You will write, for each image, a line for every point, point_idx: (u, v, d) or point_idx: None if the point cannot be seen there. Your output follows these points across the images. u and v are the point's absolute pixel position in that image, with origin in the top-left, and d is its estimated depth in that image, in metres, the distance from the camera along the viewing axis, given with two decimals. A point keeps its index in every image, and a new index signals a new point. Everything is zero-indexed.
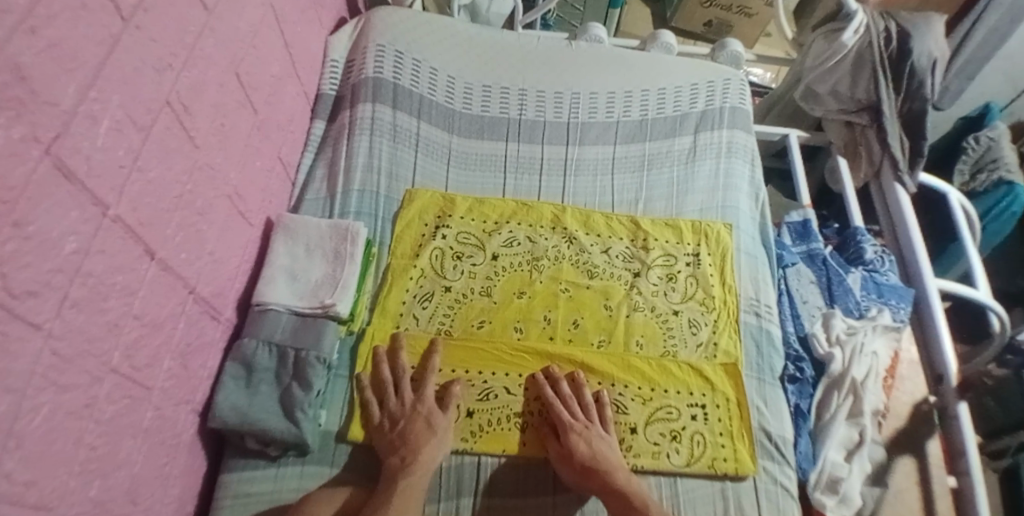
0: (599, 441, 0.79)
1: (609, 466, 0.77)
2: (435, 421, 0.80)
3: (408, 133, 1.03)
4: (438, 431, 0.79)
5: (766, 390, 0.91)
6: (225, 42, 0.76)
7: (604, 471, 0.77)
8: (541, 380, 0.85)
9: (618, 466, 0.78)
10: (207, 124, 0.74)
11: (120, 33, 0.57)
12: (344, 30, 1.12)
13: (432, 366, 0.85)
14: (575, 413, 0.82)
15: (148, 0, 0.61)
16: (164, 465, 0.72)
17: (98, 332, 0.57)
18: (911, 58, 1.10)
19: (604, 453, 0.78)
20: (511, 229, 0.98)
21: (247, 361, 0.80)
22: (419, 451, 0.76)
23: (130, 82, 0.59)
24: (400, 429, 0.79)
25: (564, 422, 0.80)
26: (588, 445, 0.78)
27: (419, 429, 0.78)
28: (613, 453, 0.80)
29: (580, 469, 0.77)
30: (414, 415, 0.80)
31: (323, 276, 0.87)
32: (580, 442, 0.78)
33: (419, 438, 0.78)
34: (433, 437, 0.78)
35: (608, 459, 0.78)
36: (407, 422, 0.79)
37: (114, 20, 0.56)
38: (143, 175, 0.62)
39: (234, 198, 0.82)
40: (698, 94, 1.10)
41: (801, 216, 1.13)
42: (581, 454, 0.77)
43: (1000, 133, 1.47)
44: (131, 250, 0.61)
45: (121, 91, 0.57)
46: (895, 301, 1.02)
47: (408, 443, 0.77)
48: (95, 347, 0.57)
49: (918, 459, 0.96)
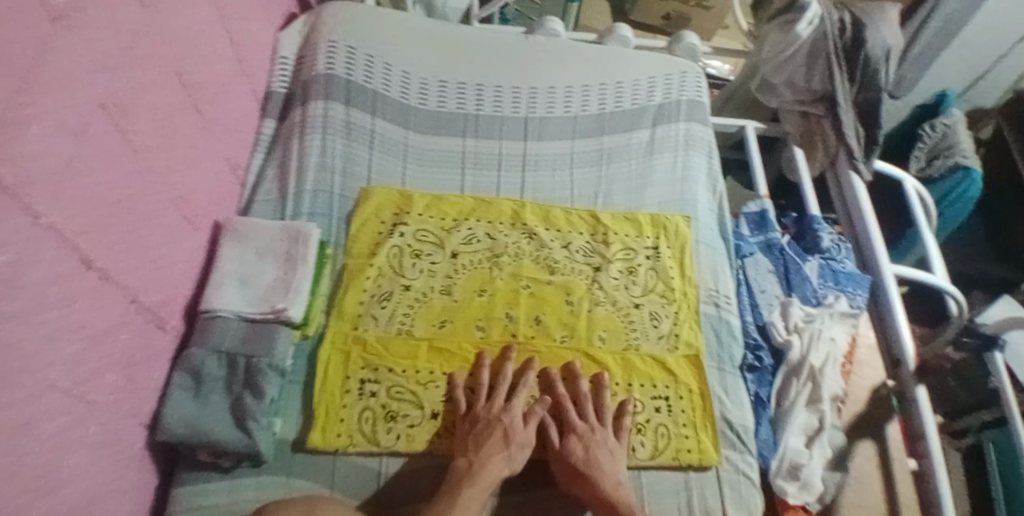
0: (598, 445, 0.80)
1: (599, 472, 0.76)
2: (513, 435, 0.80)
3: (363, 130, 1.01)
4: (512, 445, 0.79)
5: (727, 379, 0.91)
6: (165, 41, 0.73)
7: (594, 475, 0.76)
8: (559, 389, 0.85)
9: (608, 476, 0.77)
10: (148, 127, 0.71)
11: (50, 36, 0.54)
12: (294, 26, 1.09)
13: (530, 377, 0.85)
14: (586, 414, 0.83)
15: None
16: (113, 481, 0.69)
17: (35, 346, 0.54)
18: (866, 48, 1.10)
19: (598, 459, 0.78)
20: (471, 227, 0.97)
21: (196, 371, 0.77)
22: (486, 462, 0.76)
23: (63, 85, 0.56)
24: (477, 431, 0.79)
25: (569, 423, 0.83)
26: (585, 449, 0.79)
27: (494, 441, 0.78)
28: (614, 461, 0.79)
29: (571, 471, 0.78)
30: (496, 422, 0.80)
31: (276, 280, 0.84)
32: (576, 445, 0.80)
33: (491, 448, 0.77)
34: (506, 452, 0.78)
35: (601, 464, 0.77)
36: (487, 427, 0.79)
37: (42, 20, 0.53)
38: (78, 181, 0.59)
39: (179, 202, 0.79)
40: (655, 87, 1.11)
41: (757, 207, 1.13)
42: (575, 456, 0.79)
43: (956, 120, 1.52)
44: (67, 260, 0.58)
45: (52, 95, 0.54)
46: (852, 287, 1.04)
47: (480, 449, 0.77)
48: (33, 362, 0.54)
49: (879, 443, 0.98)
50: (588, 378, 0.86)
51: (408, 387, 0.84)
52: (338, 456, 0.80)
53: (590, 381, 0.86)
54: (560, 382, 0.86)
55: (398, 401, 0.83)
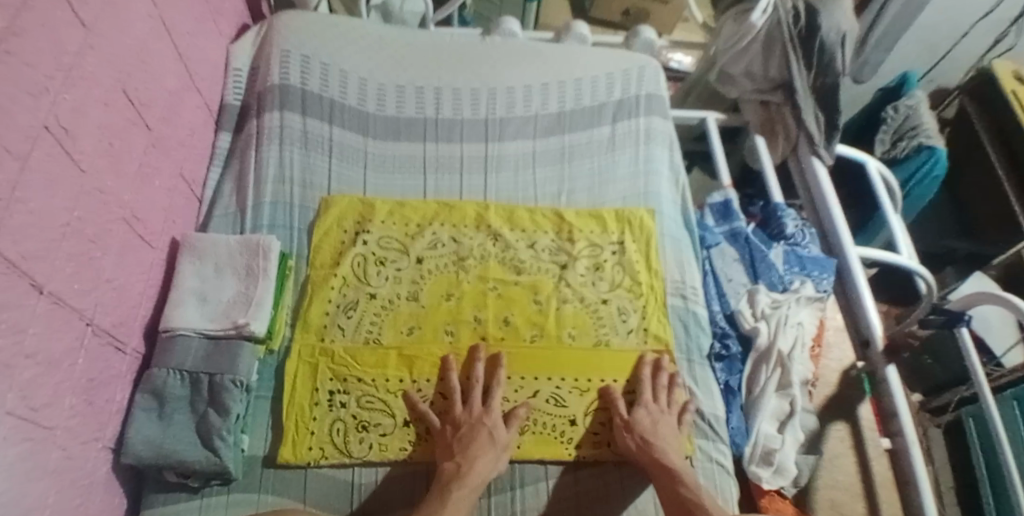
0: (663, 420, 0.83)
1: (664, 445, 0.80)
2: (497, 435, 0.79)
3: (321, 139, 1.01)
4: (497, 445, 0.78)
5: (696, 369, 0.92)
6: (109, 59, 0.72)
7: (659, 449, 0.79)
8: (646, 372, 0.87)
9: (671, 450, 0.80)
10: (95, 147, 0.69)
11: None
12: (246, 37, 1.08)
13: (501, 377, 0.84)
14: (659, 395, 0.86)
15: (21, 21, 0.57)
16: (77, 508, 0.67)
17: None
18: (820, 34, 1.10)
19: (664, 432, 0.81)
20: (435, 231, 0.96)
21: (159, 391, 0.76)
22: (474, 462, 0.75)
23: (6, 109, 0.54)
24: (461, 435, 0.79)
25: (641, 396, 0.85)
26: (653, 423, 0.82)
27: (480, 441, 0.78)
28: (672, 438, 0.82)
29: (637, 439, 0.80)
30: (478, 423, 0.79)
31: (236, 295, 0.83)
32: (644, 417, 0.82)
33: (477, 448, 0.77)
34: (493, 452, 0.77)
35: (665, 439, 0.81)
36: (471, 430, 0.79)
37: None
38: (24, 206, 0.57)
39: (133, 221, 0.78)
40: (614, 83, 1.11)
41: (722, 196, 1.15)
42: (641, 426, 0.81)
43: (918, 100, 1.54)
44: (16, 286, 0.56)
45: None
46: (818, 272, 1.04)
47: (467, 451, 0.76)
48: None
49: (851, 424, 1.00)
50: (667, 370, 0.88)
51: (378, 396, 0.83)
52: (309, 469, 0.79)
53: (668, 374, 0.88)
54: (650, 367, 0.88)
55: (369, 410, 0.82)
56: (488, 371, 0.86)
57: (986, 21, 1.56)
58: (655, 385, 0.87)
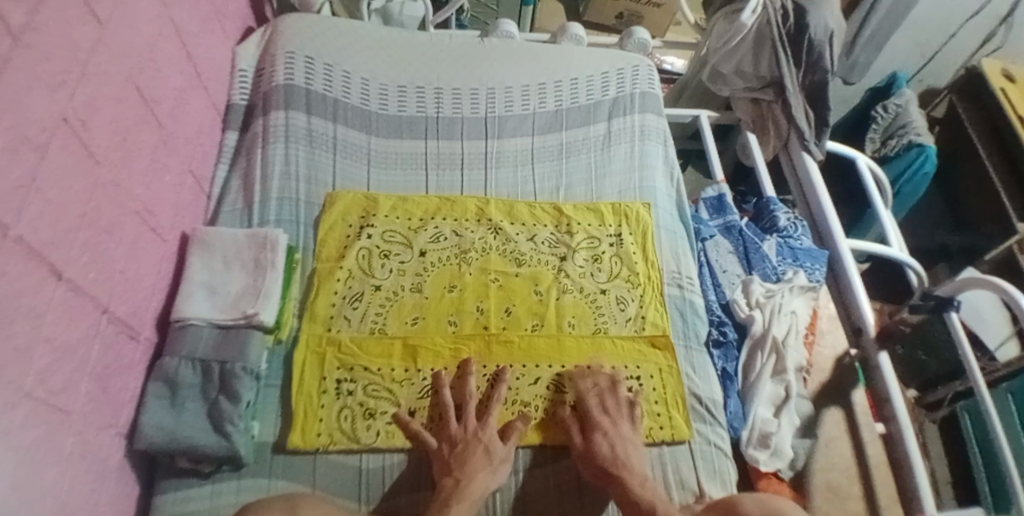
0: (623, 445, 0.80)
1: (625, 469, 0.76)
2: (492, 450, 0.79)
3: (325, 138, 1.03)
4: (495, 460, 0.78)
5: (693, 355, 0.95)
6: (121, 57, 0.74)
7: (623, 474, 0.76)
8: (597, 385, 0.86)
9: (634, 473, 0.76)
10: (108, 140, 0.72)
11: (10, 53, 0.55)
12: (251, 40, 1.12)
13: (500, 394, 0.84)
14: (613, 415, 0.83)
15: (39, 19, 0.59)
16: (93, 492, 0.69)
17: (7, 358, 0.55)
18: (808, 32, 1.14)
19: (625, 456, 0.78)
20: (437, 225, 0.99)
21: (171, 379, 0.78)
22: (473, 475, 0.75)
23: (23, 101, 0.57)
24: (457, 452, 0.78)
25: (595, 420, 0.82)
26: (611, 447, 0.79)
27: (476, 457, 0.77)
28: (638, 458, 0.79)
29: (599, 470, 0.78)
30: (474, 440, 0.79)
31: (243, 287, 0.86)
32: (602, 442, 0.80)
33: (475, 462, 0.77)
34: (491, 466, 0.77)
35: (628, 463, 0.78)
36: (467, 447, 0.78)
37: (3, 39, 0.54)
38: (42, 194, 0.60)
39: (144, 214, 0.80)
40: (609, 81, 1.15)
41: (715, 191, 1.18)
42: (602, 453, 0.78)
43: (907, 99, 1.57)
44: (34, 271, 0.59)
45: (14, 111, 0.55)
46: (810, 262, 1.08)
47: (464, 465, 0.76)
48: (6, 373, 0.54)
49: (846, 409, 1.02)
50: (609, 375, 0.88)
51: (384, 385, 0.85)
52: (318, 455, 0.81)
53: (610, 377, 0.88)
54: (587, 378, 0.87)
55: (375, 398, 0.84)
56: (485, 389, 0.86)
57: (973, 21, 1.60)
58: (597, 392, 0.85)
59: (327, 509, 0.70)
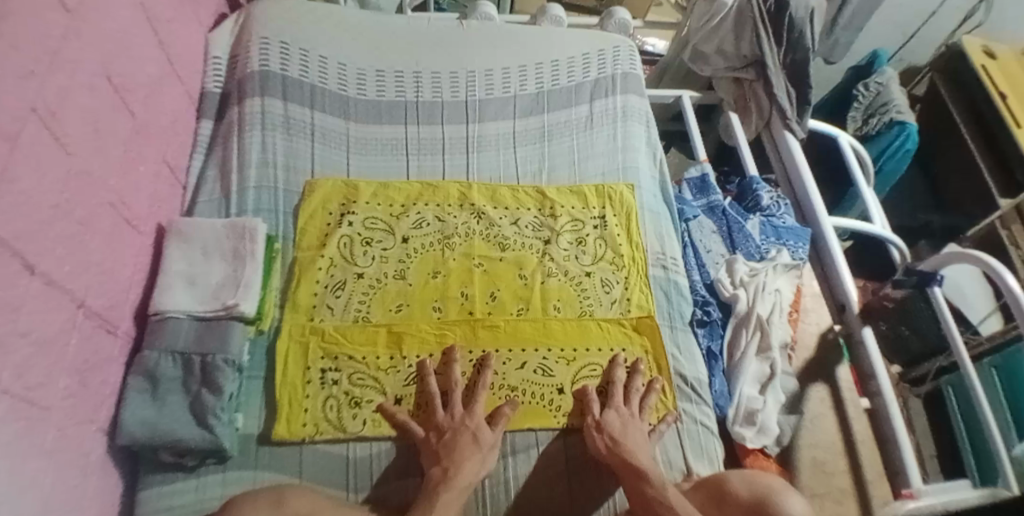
0: (633, 424, 0.82)
1: (632, 446, 0.79)
2: (481, 437, 0.79)
3: (303, 124, 1.02)
4: (483, 447, 0.78)
5: (678, 335, 0.95)
6: (92, 43, 0.72)
7: (628, 449, 0.78)
8: (618, 375, 0.87)
9: (640, 449, 0.79)
10: (81, 130, 0.70)
11: None
12: (224, 25, 1.09)
13: (484, 381, 0.84)
14: (630, 398, 0.86)
15: (6, 5, 0.57)
16: (75, 487, 0.68)
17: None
18: (789, 10, 1.14)
19: (632, 434, 0.81)
20: (419, 211, 0.98)
21: (151, 372, 0.77)
22: (462, 464, 0.75)
23: None
24: (445, 440, 0.78)
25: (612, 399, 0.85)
26: (623, 425, 0.82)
27: (465, 445, 0.77)
28: (643, 441, 0.81)
29: (608, 440, 0.80)
30: (462, 428, 0.79)
31: (223, 278, 0.84)
32: (615, 418, 0.82)
33: (464, 451, 0.76)
34: (479, 454, 0.77)
35: (635, 440, 0.80)
36: (455, 435, 0.78)
37: None
38: (15, 186, 0.58)
39: (120, 205, 0.79)
40: (590, 63, 1.14)
41: (698, 171, 1.18)
42: (612, 427, 0.81)
43: (888, 78, 1.58)
44: (8, 264, 0.57)
45: None
46: (793, 241, 1.08)
47: (452, 454, 0.76)
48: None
49: (831, 386, 1.03)
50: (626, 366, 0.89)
51: (369, 373, 0.85)
52: (304, 446, 0.80)
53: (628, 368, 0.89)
54: (622, 369, 0.88)
55: (360, 387, 0.84)
56: (469, 376, 0.86)
57: None
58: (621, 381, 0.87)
59: (314, 500, 0.69)
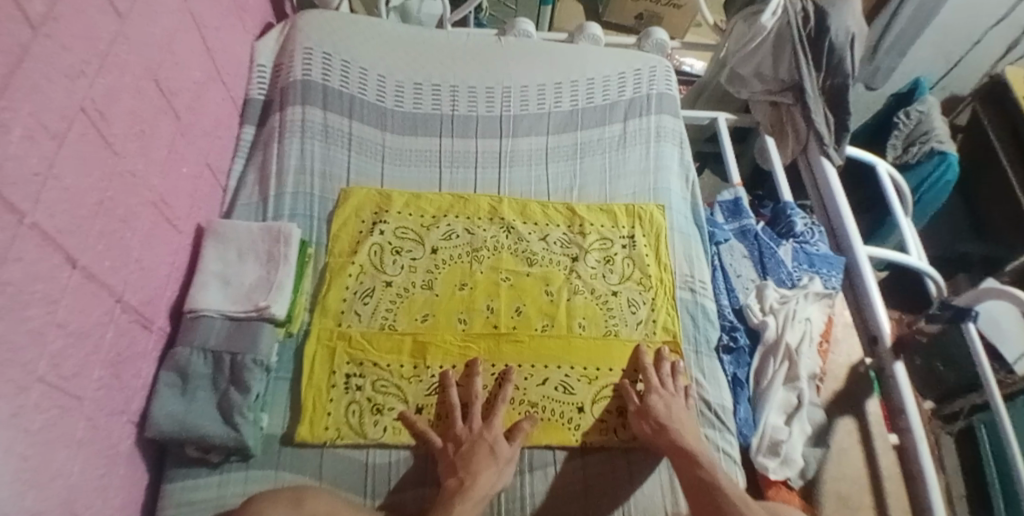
0: (677, 405, 0.84)
1: (680, 428, 0.81)
2: (498, 450, 0.79)
3: (341, 133, 1.04)
4: (500, 460, 0.78)
5: (703, 361, 0.93)
6: (141, 48, 0.75)
7: (677, 431, 0.80)
8: (664, 368, 0.89)
9: (687, 432, 0.81)
10: (126, 131, 0.73)
11: (30, 42, 0.56)
12: (270, 35, 1.13)
13: (504, 395, 0.84)
14: (664, 380, 0.87)
15: (59, 9, 0.60)
16: (102, 476, 0.70)
17: (19, 341, 0.55)
18: (829, 35, 1.12)
19: (679, 416, 0.82)
20: (450, 223, 0.99)
21: (182, 369, 0.79)
22: (477, 476, 0.75)
23: (41, 90, 0.58)
24: (462, 451, 0.78)
25: (651, 384, 0.86)
26: (667, 407, 0.83)
27: (481, 457, 0.77)
28: (688, 420, 0.83)
29: (654, 424, 0.81)
30: (479, 439, 0.79)
31: (257, 279, 0.86)
32: (659, 402, 0.83)
33: (479, 463, 0.77)
34: (496, 467, 0.77)
35: (681, 422, 0.82)
36: (472, 446, 0.79)
37: (23, 28, 0.55)
38: (60, 182, 0.61)
39: (161, 205, 0.81)
40: (626, 82, 1.14)
41: (732, 195, 1.16)
42: (657, 411, 0.82)
43: (930, 106, 1.54)
44: (49, 258, 0.59)
45: (32, 99, 0.56)
46: (826, 269, 1.07)
47: (466, 466, 0.76)
48: (17, 356, 0.55)
49: (859, 419, 0.99)
50: (669, 359, 0.90)
51: (393, 381, 0.85)
52: (325, 449, 0.81)
53: (671, 363, 0.90)
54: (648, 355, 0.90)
55: (383, 394, 0.85)
56: (487, 390, 0.86)
57: (998, 28, 1.56)
58: (661, 376, 0.88)
59: (331, 501, 0.70)
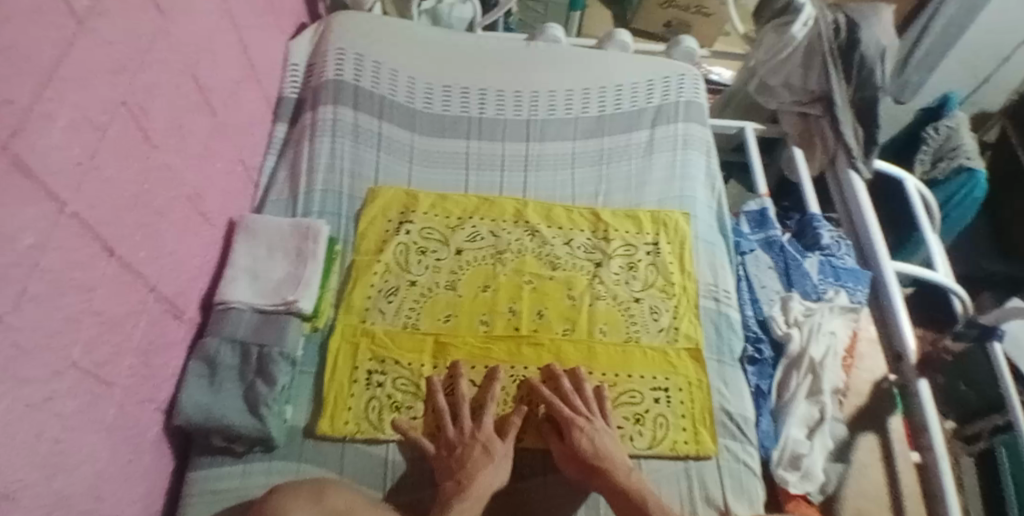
0: (603, 437, 0.80)
1: (609, 462, 0.77)
2: (492, 448, 0.78)
3: (371, 134, 1.05)
4: (495, 458, 0.78)
5: (726, 370, 0.93)
6: (180, 46, 0.77)
7: (609, 464, 0.77)
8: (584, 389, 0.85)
9: (618, 463, 0.77)
10: (164, 126, 0.75)
11: (75, 35, 0.58)
12: (304, 35, 1.15)
13: (495, 392, 0.84)
14: (580, 409, 0.82)
15: (103, 4, 0.62)
16: (129, 463, 0.71)
17: (56, 327, 0.57)
18: (861, 48, 1.12)
19: (605, 449, 0.78)
20: (475, 225, 1.00)
21: (211, 359, 0.80)
22: (475, 476, 0.74)
23: (84, 83, 0.59)
24: (457, 456, 0.78)
25: (576, 415, 0.81)
26: (591, 441, 0.79)
27: (476, 456, 0.77)
28: (615, 450, 0.79)
29: (581, 464, 0.78)
30: (472, 442, 0.79)
31: (285, 274, 0.88)
32: (581, 436, 0.79)
33: (476, 464, 0.76)
34: (492, 465, 0.77)
35: (611, 455, 0.78)
36: (465, 449, 0.78)
37: (69, 22, 0.57)
38: (100, 173, 0.63)
39: (195, 199, 0.83)
40: (654, 89, 1.14)
41: (758, 205, 1.16)
42: (582, 447, 0.78)
43: (958, 121, 1.51)
44: (88, 247, 0.61)
45: (75, 91, 0.58)
46: (852, 283, 1.06)
47: (464, 468, 0.76)
48: (53, 341, 0.57)
49: (881, 436, 0.97)
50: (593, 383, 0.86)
51: (413, 379, 0.86)
52: (346, 443, 0.82)
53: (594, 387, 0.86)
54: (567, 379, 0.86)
55: (403, 392, 0.85)
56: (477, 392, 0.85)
57: None
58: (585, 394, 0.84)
59: (351, 497, 0.71)
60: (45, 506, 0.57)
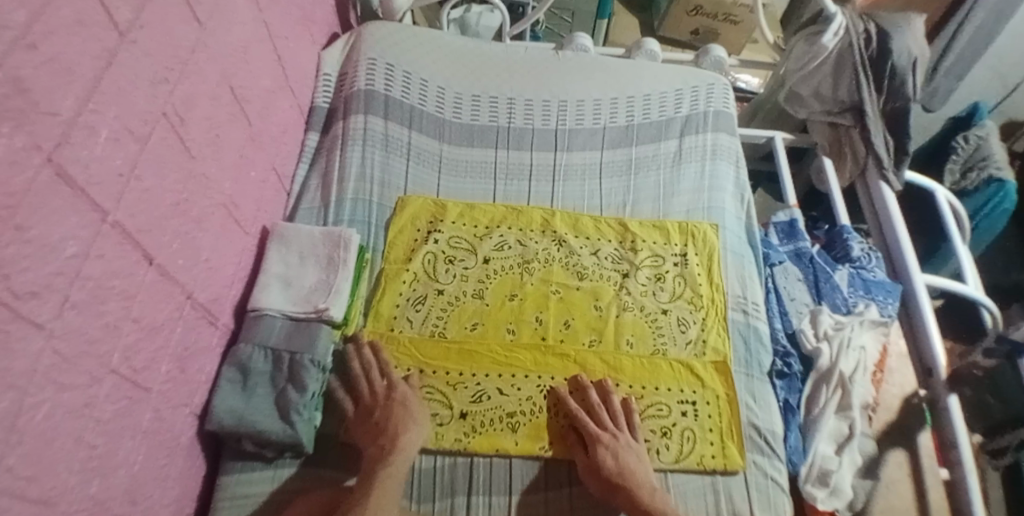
0: (627, 454, 0.80)
1: (635, 481, 0.77)
2: (411, 406, 0.82)
3: (400, 143, 1.07)
4: (415, 417, 0.81)
5: (754, 384, 0.92)
6: (217, 56, 0.79)
7: (634, 482, 0.77)
8: (593, 397, 0.85)
9: (643, 482, 0.77)
10: (202, 136, 0.76)
11: (117, 48, 0.59)
12: (336, 45, 1.16)
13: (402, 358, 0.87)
14: (605, 423, 0.82)
15: (144, 17, 0.63)
16: (163, 466, 0.72)
17: (96, 334, 0.58)
18: (892, 57, 1.10)
19: (631, 468, 0.78)
20: (502, 234, 1.01)
21: (244, 365, 0.82)
22: (397, 439, 0.78)
23: (127, 95, 0.61)
24: (377, 418, 0.81)
25: (603, 433, 0.81)
26: (615, 459, 0.79)
27: (398, 416, 0.80)
28: (640, 466, 0.79)
29: (605, 483, 0.78)
30: (389, 403, 0.82)
31: (317, 282, 0.89)
32: (606, 455, 0.79)
33: (397, 427, 0.79)
34: (413, 425, 0.80)
35: (636, 475, 0.78)
36: (386, 410, 0.81)
37: (111, 36, 0.58)
38: (140, 184, 0.64)
39: (230, 207, 0.85)
40: (683, 98, 1.14)
41: (788, 215, 1.15)
42: (607, 467, 0.78)
43: (988, 131, 1.49)
44: (129, 255, 0.63)
45: (117, 103, 0.59)
46: (883, 296, 1.04)
47: (387, 432, 0.79)
48: (94, 348, 0.58)
49: (910, 452, 0.95)
50: (621, 395, 0.87)
51: (438, 387, 0.87)
52: None
53: (621, 400, 0.86)
54: (594, 390, 0.86)
55: (429, 401, 0.86)
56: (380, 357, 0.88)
57: None
58: (597, 402, 0.85)
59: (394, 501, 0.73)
60: (82, 509, 0.58)
